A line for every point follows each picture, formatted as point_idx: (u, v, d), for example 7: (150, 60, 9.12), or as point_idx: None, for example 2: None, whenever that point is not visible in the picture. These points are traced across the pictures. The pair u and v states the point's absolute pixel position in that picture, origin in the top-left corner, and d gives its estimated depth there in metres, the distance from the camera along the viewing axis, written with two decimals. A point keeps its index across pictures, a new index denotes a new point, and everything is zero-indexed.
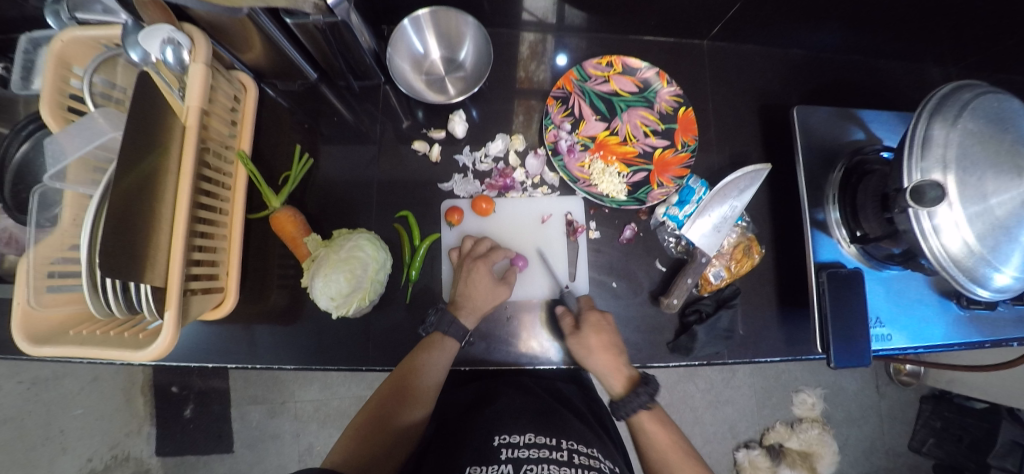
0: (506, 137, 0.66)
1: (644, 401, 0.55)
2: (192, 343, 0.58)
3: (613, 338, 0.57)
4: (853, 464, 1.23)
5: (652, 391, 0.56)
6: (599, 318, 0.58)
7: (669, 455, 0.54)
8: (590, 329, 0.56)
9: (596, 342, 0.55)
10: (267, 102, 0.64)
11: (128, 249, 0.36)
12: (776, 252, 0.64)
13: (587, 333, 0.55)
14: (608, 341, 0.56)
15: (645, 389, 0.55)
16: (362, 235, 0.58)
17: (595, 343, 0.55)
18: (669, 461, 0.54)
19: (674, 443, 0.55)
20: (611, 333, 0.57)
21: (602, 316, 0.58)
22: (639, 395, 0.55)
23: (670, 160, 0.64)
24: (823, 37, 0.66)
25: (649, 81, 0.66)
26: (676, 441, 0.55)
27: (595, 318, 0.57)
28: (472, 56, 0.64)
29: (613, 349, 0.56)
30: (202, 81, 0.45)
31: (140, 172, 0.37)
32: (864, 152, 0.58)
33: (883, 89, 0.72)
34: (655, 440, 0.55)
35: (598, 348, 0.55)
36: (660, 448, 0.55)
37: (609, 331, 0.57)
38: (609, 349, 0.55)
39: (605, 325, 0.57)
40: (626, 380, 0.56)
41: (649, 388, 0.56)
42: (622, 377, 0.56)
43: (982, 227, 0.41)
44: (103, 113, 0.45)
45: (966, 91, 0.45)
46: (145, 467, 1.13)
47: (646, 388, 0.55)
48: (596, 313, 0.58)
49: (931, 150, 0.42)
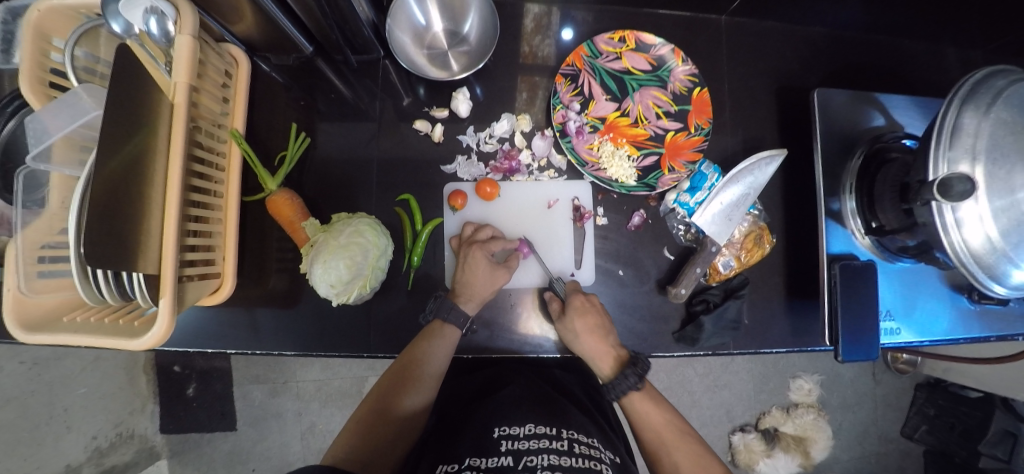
0: (512, 117, 0.63)
1: (632, 382, 0.54)
2: (190, 328, 0.57)
3: (601, 319, 0.56)
4: (845, 448, 1.26)
5: (641, 372, 0.55)
6: (584, 301, 0.57)
7: (664, 435, 0.54)
8: (574, 313, 0.55)
9: (583, 326, 0.55)
10: (261, 77, 0.61)
11: (117, 236, 0.35)
12: (787, 241, 0.62)
13: (572, 317, 0.55)
14: (596, 323, 0.56)
15: (634, 370, 0.55)
16: (362, 220, 0.56)
17: (582, 326, 0.55)
18: (664, 442, 0.54)
19: (668, 423, 0.55)
20: (598, 314, 0.56)
21: (586, 299, 0.57)
22: (627, 376, 0.55)
23: (682, 144, 0.62)
24: (848, 13, 0.63)
25: (664, 59, 0.62)
26: (669, 422, 0.55)
27: (579, 300, 0.57)
28: (476, 29, 0.61)
29: (599, 331, 0.55)
30: (189, 55, 0.42)
31: (125, 154, 0.35)
32: (885, 140, 0.56)
33: (907, 72, 0.69)
34: (649, 421, 0.55)
35: (584, 331, 0.55)
36: (655, 429, 0.55)
37: (596, 312, 0.56)
38: (594, 330, 0.55)
39: (590, 307, 0.56)
40: (615, 360, 0.56)
41: (639, 369, 0.55)
42: (610, 359, 0.57)
43: (1009, 222, 0.39)
44: (87, 89, 0.43)
45: (1001, 77, 0.42)
46: (150, 444, 1.15)
47: (635, 369, 0.54)
48: (580, 296, 0.57)
49: (959, 139, 0.40)
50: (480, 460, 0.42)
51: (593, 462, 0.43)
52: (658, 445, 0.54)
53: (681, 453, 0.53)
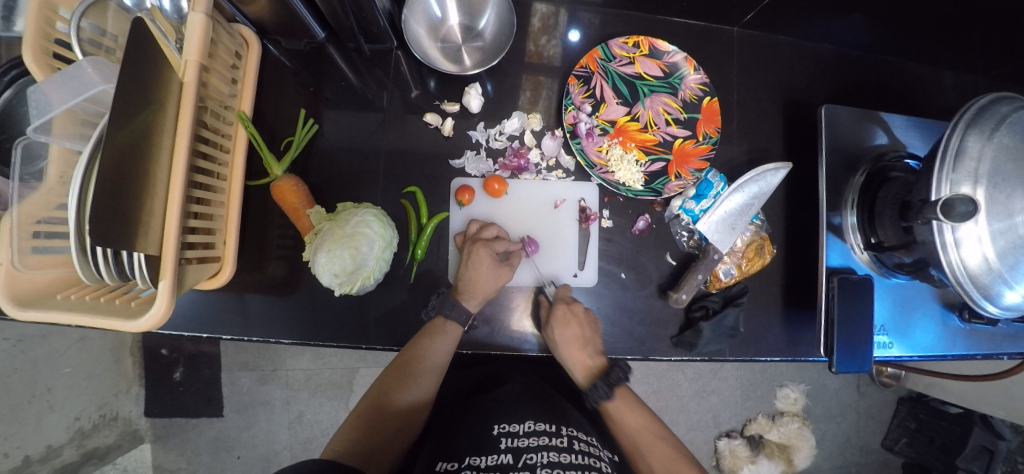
0: (523, 115, 0.63)
1: (602, 394, 0.55)
2: (184, 311, 0.56)
3: (581, 331, 0.56)
4: (827, 457, 1.29)
5: (613, 383, 0.55)
6: (567, 311, 0.57)
7: (639, 440, 0.54)
8: (554, 324, 0.55)
9: (561, 337, 0.55)
10: (269, 60, 0.60)
11: (122, 214, 0.34)
12: (786, 253, 0.63)
13: (553, 328, 0.56)
14: (575, 335, 0.55)
15: (605, 381, 0.55)
16: (368, 210, 0.56)
17: (559, 338, 0.55)
18: (641, 446, 0.54)
19: (645, 427, 0.55)
20: (579, 326, 0.56)
21: (569, 309, 0.57)
22: (599, 387, 0.55)
23: (690, 151, 0.62)
24: (855, 32, 0.64)
25: (676, 66, 0.63)
26: (645, 425, 0.55)
27: (561, 311, 0.56)
28: (492, 25, 0.60)
29: (580, 341, 0.56)
30: (201, 33, 0.41)
31: (134, 129, 0.34)
32: (888, 159, 0.57)
33: (909, 92, 0.70)
34: (625, 424, 0.55)
35: (564, 341, 0.55)
36: (631, 432, 0.54)
37: (577, 324, 0.56)
38: (573, 343, 0.55)
39: (572, 318, 0.56)
40: (589, 370, 0.57)
41: (612, 379, 0.55)
42: (584, 368, 0.57)
43: (1005, 244, 0.40)
44: (92, 62, 0.42)
45: (1005, 103, 0.43)
46: (134, 427, 1.13)
47: (605, 380, 0.55)
48: (563, 306, 0.57)
49: (963, 162, 0.41)
50: (480, 459, 0.42)
51: (592, 458, 0.44)
52: (634, 449, 0.54)
53: (656, 456, 0.53)
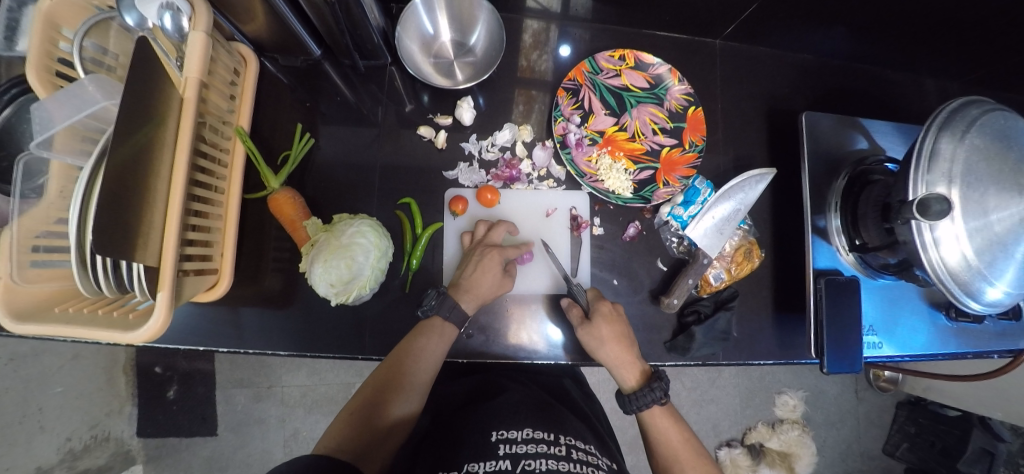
0: (514, 127, 0.65)
1: (658, 397, 0.54)
2: (179, 325, 0.57)
3: (624, 329, 0.57)
4: (829, 465, 1.27)
5: (666, 387, 0.55)
6: (610, 309, 0.58)
7: (680, 453, 0.54)
8: (602, 320, 0.56)
9: (609, 332, 0.56)
10: (267, 77, 0.62)
11: (123, 226, 0.35)
12: (775, 257, 0.65)
13: (599, 323, 0.56)
14: (620, 333, 0.56)
15: (659, 384, 0.54)
16: (364, 221, 0.57)
17: (607, 333, 0.55)
18: (680, 460, 0.54)
19: (685, 441, 0.55)
20: (623, 324, 0.58)
21: (613, 308, 0.58)
22: (653, 390, 0.54)
23: (677, 159, 0.64)
24: (832, 43, 0.66)
25: (661, 78, 0.65)
26: (686, 440, 0.55)
27: (606, 308, 0.58)
28: (483, 41, 0.63)
29: (624, 340, 0.56)
30: (201, 51, 0.43)
31: (135, 144, 0.35)
32: (868, 163, 0.59)
33: (887, 100, 0.73)
34: (666, 438, 0.55)
35: (609, 337, 0.55)
36: (672, 446, 0.54)
37: (621, 323, 0.57)
38: (619, 341, 0.56)
39: (617, 317, 0.58)
40: (640, 373, 0.56)
41: (662, 386, 0.54)
42: (636, 370, 0.56)
43: (981, 242, 0.42)
44: (94, 79, 0.43)
45: (974, 107, 0.45)
46: (126, 447, 1.10)
47: (660, 383, 0.54)
48: (607, 304, 0.59)
49: (937, 163, 0.42)
50: (478, 465, 0.42)
51: (591, 468, 0.43)
52: (673, 462, 0.54)
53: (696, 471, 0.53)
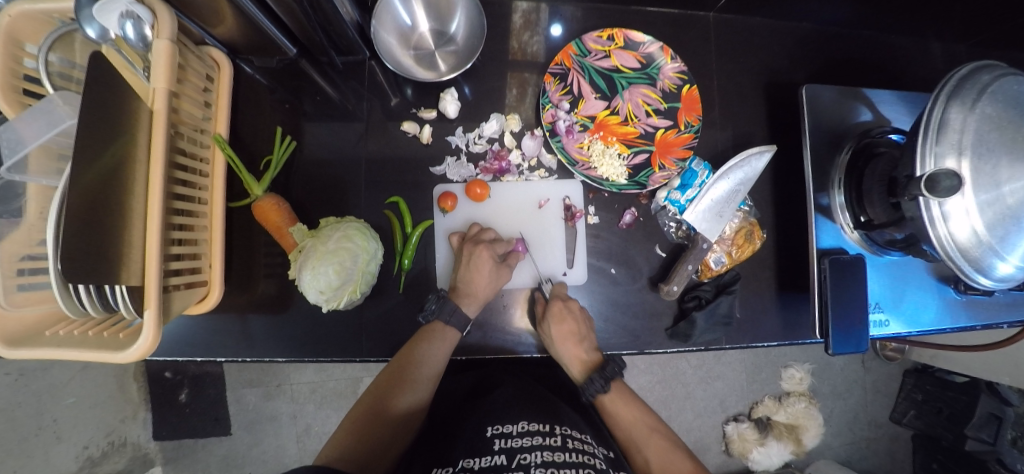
0: (501, 117, 0.62)
1: (599, 386, 0.56)
2: (176, 337, 0.56)
3: (577, 327, 0.57)
4: (836, 434, 1.29)
5: (609, 376, 0.57)
6: (563, 307, 0.57)
7: (635, 430, 0.55)
8: (552, 320, 0.56)
9: (559, 333, 0.55)
10: (244, 79, 0.60)
11: (98, 250, 0.34)
12: (777, 237, 0.63)
13: (549, 324, 0.56)
14: (572, 331, 0.56)
15: (600, 374, 0.57)
16: (351, 224, 0.56)
17: (557, 333, 0.55)
18: (655, 451, 0.55)
19: (639, 420, 0.56)
20: (575, 322, 0.57)
21: (564, 305, 0.58)
22: (594, 381, 0.56)
23: (672, 141, 0.62)
24: (835, 9, 0.63)
25: (653, 56, 0.62)
26: (640, 418, 0.56)
27: (557, 307, 0.57)
28: (465, 28, 0.60)
29: (575, 337, 0.56)
30: (167, 60, 0.41)
31: (103, 165, 0.34)
32: (873, 135, 0.56)
33: (894, 65, 0.69)
34: (621, 418, 0.56)
35: (561, 337, 0.55)
36: (626, 425, 0.56)
37: (573, 320, 0.57)
38: (570, 338, 0.56)
39: (568, 314, 0.57)
40: (586, 366, 0.58)
41: (606, 373, 0.57)
42: (582, 364, 0.58)
43: (993, 216, 0.40)
44: (62, 95, 0.41)
45: (986, 72, 0.42)
46: (144, 451, 1.13)
47: (602, 373, 0.57)
48: (559, 302, 0.58)
49: (947, 134, 0.40)
50: (474, 461, 0.42)
51: (587, 456, 0.44)
52: (630, 442, 0.56)
53: (652, 448, 0.54)
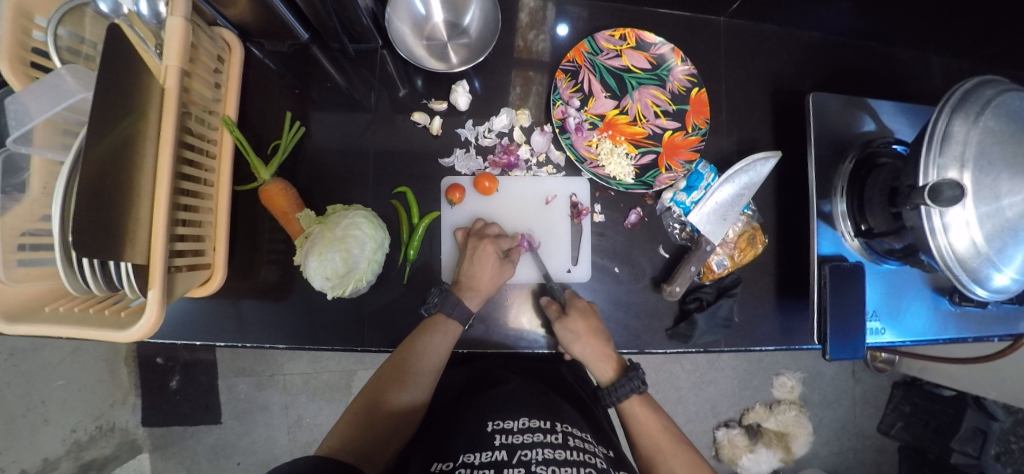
0: (511, 111, 0.63)
1: (636, 385, 0.56)
2: (174, 320, 0.56)
3: (599, 324, 0.58)
4: (825, 443, 1.30)
5: (643, 377, 0.57)
6: (585, 305, 0.59)
7: (661, 444, 0.54)
8: (576, 315, 0.57)
9: (583, 327, 0.56)
10: (253, 63, 0.60)
11: (105, 226, 0.33)
12: (778, 242, 0.64)
13: (574, 318, 0.56)
14: (595, 328, 0.57)
15: (634, 374, 0.57)
16: (358, 211, 0.56)
17: (582, 327, 0.56)
18: (662, 450, 0.54)
19: (665, 429, 0.56)
20: (597, 320, 0.58)
21: (588, 303, 0.59)
22: (631, 379, 0.56)
23: (680, 143, 0.63)
24: (841, 20, 0.64)
25: (664, 58, 0.63)
26: (665, 429, 0.56)
27: (581, 304, 0.58)
28: (477, 22, 0.60)
29: (599, 334, 0.57)
30: (180, 38, 0.41)
31: (114, 140, 0.33)
32: (876, 145, 0.57)
33: (896, 79, 0.70)
34: (644, 427, 0.55)
35: (585, 332, 0.56)
36: (653, 435, 0.55)
37: (595, 317, 0.58)
38: (595, 334, 0.56)
39: (591, 312, 0.58)
40: (613, 368, 0.58)
41: (637, 374, 0.57)
42: (609, 365, 0.58)
43: (992, 228, 0.41)
44: (70, 70, 0.41)
45: (989, 88, 0.43)
46: (131, 437, 1.11)
47: (636, 373, 0.57)
48: (581, 300, 0.59)
49: (950, 146, 0.41)
50: (474, 456, 0.42)
51: (587, 454, 0.44)
52: (656, 455, 0.54)
53: (678, 461, 0.53)
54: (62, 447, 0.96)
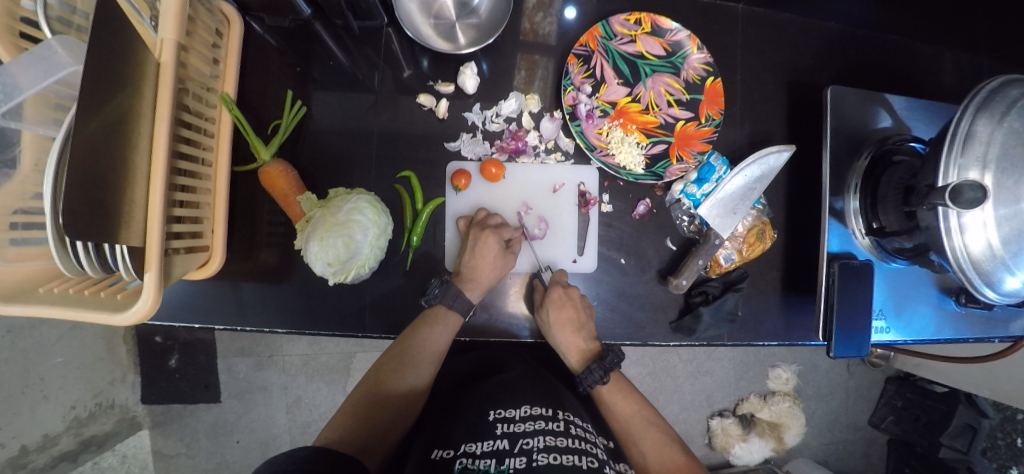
0: (520, 96, 0.61)
1: (598, 377, 0.56)
2: (174, 301, 0.55)
3: (576, 313, 0.57)
4: (816, 434, 1.32)
5: (609, 367, 0.57)
6: (562, 294, 0.57)
7: (631, 425, 0.56)
8: (551, 306, 0.56)
9: (557, 319, 0.56)
10: (252, 37, 0.57)
11: (101, 206, 0.32)
12: (787, 238, 0.63)
13: (548, 310, 0.56)
14: (570, 318, 0.56)
15: (601, 365, 0.57)
16: (361, 196, 0.54)
17: (555, 320, 0.56)
18: (631, 431, 0.56)
19: (635, 413, 0.57)
20: (574, 309, 0.57)
21: (565, 292, 0.58)
22: (594, 371, 0.57)
23: (692, 134, 0.61)
24: (862, 10, 0.61)
25: (680, 45, 0.60)
26: (639, 413, 0.57)
27: (557, 294, 0.57)
28: (487, 1, 0.57)
29: (574, 325, 0.57)
30: (176, 10, 0.39)
31: (107, 116, 0.32)
32: (892, 142, 0.56)
33: (914, 73, 0.68)
34: (618, 411, 0.57)
35: (559, 324, 0.56)
36: (623, 418, 0.56)
37: (572, 306, 0.57)
38: (569, 325, 0.56)
39: (568, 301, 0.57)
40: (584, 354, 0.59)
41: (607, 364, 0.57)
42: (580, 352, 0.59)
43: (1010, 230, 0.40)
44: (61, 40, 0.36)
45: (1017, 86, 0.41)
46: (131, 414, 1.12)
47: (601, 364, 0.57)
48: (559, 289, 0.58)
49: (972, 146, 0.39)
50: (476, 445, 0.42)
51: (588, 443, 0.44)
52: (627, 435, 0.56)
53: (648, 442, 0.55)
54: (61, 423, 0.97)
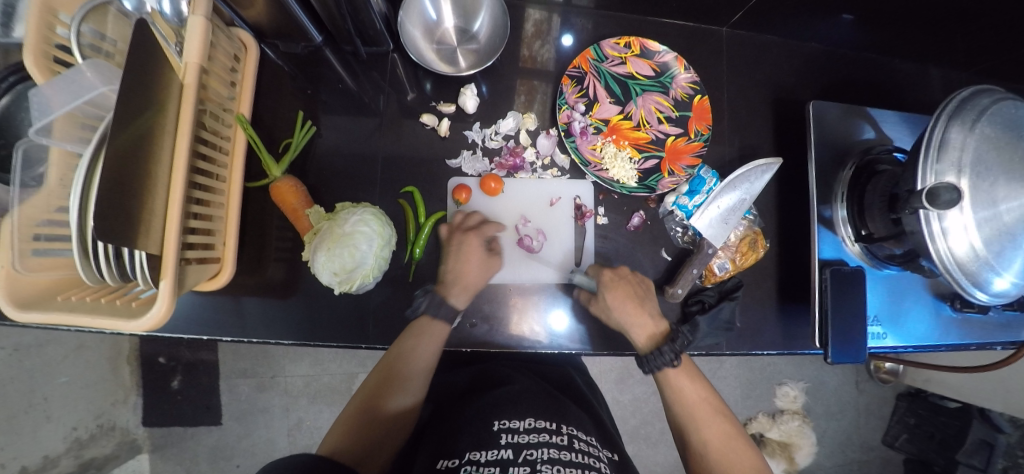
0: (517, 115, 0.64)
1: (669, 359, 0.54)
2: (182, 314, 0.57)
3: (633, 288, 0.58)
4: (828, 456, 1.28)
5: (678, 348, 0.54)
6: (613, 276, 0.59)
7: (697, 413, 0.54)
8: (605, 287, 0.58)
9: (614, 297, 0.57)
10: (267, 64, 0.62)
11: (126, 215, 0.34)
12: (780, 248, 0.64)
13: (603, 291, 0.58)
14: (627, 293, 0.57)
15: (670, 346, 0.54)
16: (367, 209, 0.57)
17: (613, 299, 0.56)
18: (696, 417, 0.54)
19: (704, 400, 0.55)
20: (629, 285, 0.59)
21: (615, 273, 0.60)
22: (664, 353, 0.54)
23: (682, 148, 0.64)
24: (841, 32, 0.65)
25: (667, 66, 0.64)
26: (705, 398, 0.56)
27: (609, 275, 0.59)
28: (486, 29, 0.62)
29: (634, 300, 0.57)
30: (200, 37, 0.42)
31: (135, 132, 0.35)
32: (874, 152, 0.58)
33: (895, 90, 0.71)
34: (684, 397, 0.55)
35: (616, 302, 0.57)
36: (690, 404, 0.55)
37: (627, 284, 0.59)
38: (627, 301, 0.57)
39: (620, 280, 0.59)
40: (653, 336, 0.57)
41: (677, 346, 0.54)
42: (647, 332, 0.57)
43: (990, 232, 0.41)
44: (91, 65, 0.42)
45: (986, 95, 0.43)
46: (131, 437, 1.11)
47: (671, 345, 0.54)
48: (609, 271, 0.60)
49: (947, 152, 0.41)
50: (479, 454, 0.42)
51: (592, 458, 0.43)
52: (688, 420, 0.55)
53: (711, 430, 0.53)
54: (62, 444, 0.96)
